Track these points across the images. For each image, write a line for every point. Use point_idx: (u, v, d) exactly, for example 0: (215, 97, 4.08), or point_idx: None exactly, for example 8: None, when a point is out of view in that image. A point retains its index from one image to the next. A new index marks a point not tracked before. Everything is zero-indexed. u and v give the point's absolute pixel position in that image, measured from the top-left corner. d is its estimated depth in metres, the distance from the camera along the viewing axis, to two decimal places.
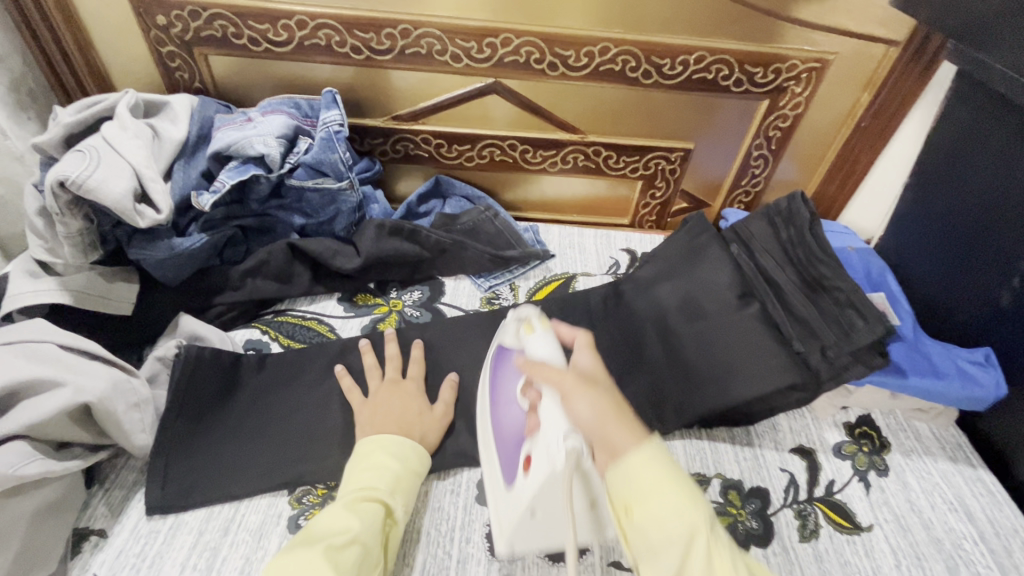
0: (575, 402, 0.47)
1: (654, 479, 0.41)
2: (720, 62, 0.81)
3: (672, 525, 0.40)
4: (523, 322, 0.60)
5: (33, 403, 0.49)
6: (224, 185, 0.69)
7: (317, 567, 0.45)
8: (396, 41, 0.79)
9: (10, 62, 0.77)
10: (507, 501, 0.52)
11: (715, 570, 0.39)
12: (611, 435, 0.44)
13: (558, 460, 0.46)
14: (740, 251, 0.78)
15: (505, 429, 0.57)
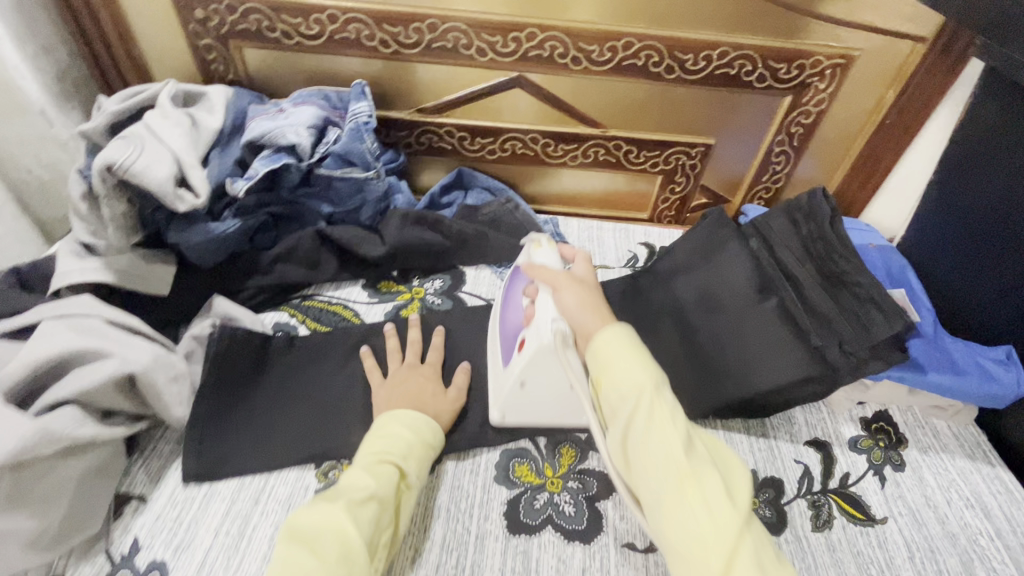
0: (564, 292, 0.57)
1: (615, 352, 0.50)
2: (743, 58, 0.82)
3: (626, 385, 0.49)
4: (533, 241, 0.68)
5: (84, 371, 0.52)
6: (258, 172, 0.72)
7: (334, 524, 0.48)
8: (423, 35, 0.81)
9: (57, 53, 0.83)
10: (503, 376, 0.63)
11: (655, 422, 0.47)
12: (588, 323, 0.55)
13: (545, 338, 0.57)
14: (760, 247, 0.78)
15: (507, 324, 0.67)
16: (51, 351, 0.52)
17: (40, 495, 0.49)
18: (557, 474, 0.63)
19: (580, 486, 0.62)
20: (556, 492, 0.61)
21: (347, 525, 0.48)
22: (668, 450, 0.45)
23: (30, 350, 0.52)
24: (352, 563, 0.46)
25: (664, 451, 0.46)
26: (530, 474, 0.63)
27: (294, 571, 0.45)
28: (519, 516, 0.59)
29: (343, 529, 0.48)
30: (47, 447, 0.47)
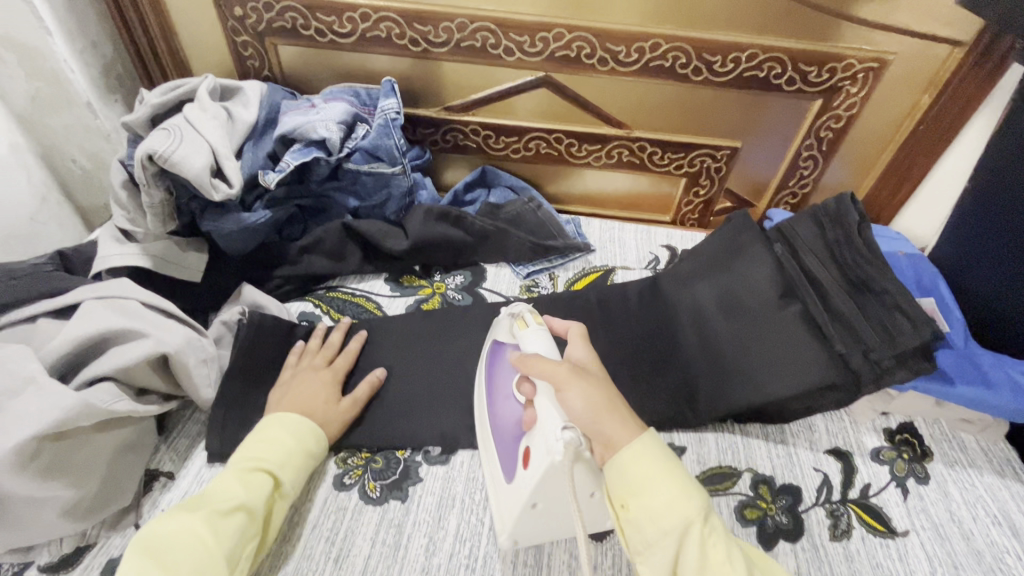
0: (567, 391, 0.50)
1: (650, 474, 0.45)
2: (773, 60, 0.81)
3: (667, 516, 0.43)
4: (516, 318, 0.63)
5: (120, 350, 0.55)
6: (289, 165, 0.74)
7: (195, 534, 0.47)
8: (452, 34, 0.82)
9: (102, 49, 0.88)
10: (509, 495, 0.54)
11: (708, 561, 0.42)
12: (605, 429, 0.48)
13: (555, 452, 0.48)
14: (785, 253, 0.77)
15: (504, 426, 0.59)
16: (91, 330, 0.54)
17: (75, 466, 0.51)
18: None
19: None
20: None
21: (209, 537, 0.47)
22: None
23: (72, 328, 0.55)
24: None
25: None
26: None
27: None
28: None
29: (202, 539, 0.47)
30: (85, 420, 0.49)
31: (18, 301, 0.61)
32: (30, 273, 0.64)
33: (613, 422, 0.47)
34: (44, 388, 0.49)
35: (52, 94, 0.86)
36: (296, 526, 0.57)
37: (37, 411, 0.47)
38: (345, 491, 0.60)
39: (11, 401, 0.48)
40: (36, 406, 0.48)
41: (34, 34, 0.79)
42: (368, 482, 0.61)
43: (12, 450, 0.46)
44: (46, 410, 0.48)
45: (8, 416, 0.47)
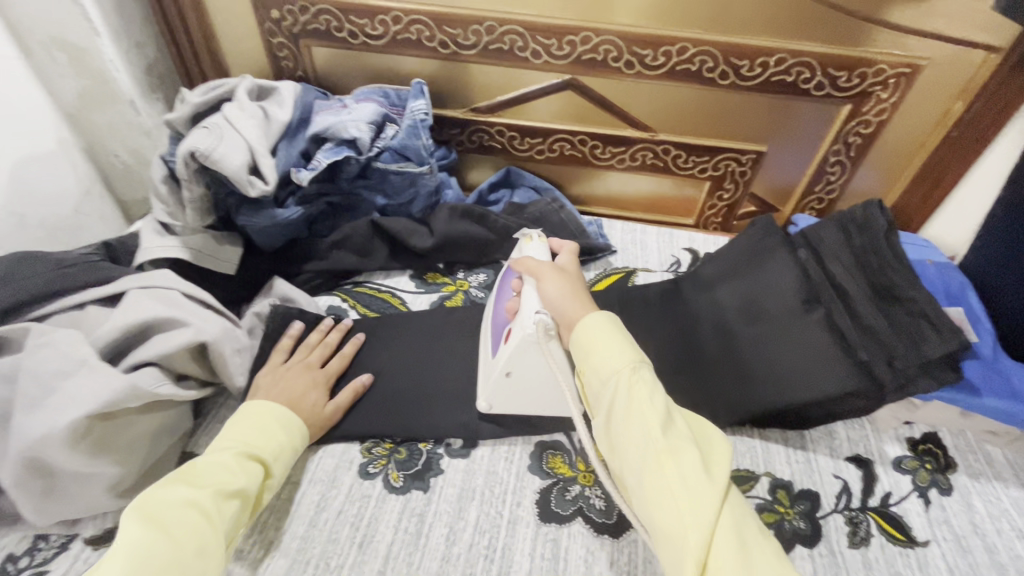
0: (545, 282, 0.59)
1: (597, 337, 0.52)
2: (802, 65, 0.81)
3: (607, 367, 0.51)
4: (524, 237, 0.71)
5: (163, 337, 0.58)
6: (321, 163, 0.76)
7: (197, 512, 0.48)
8: (481, 36, 0.84)
9: (146, 49, 0.91)
10: (490, 365, 0.65)
11: (633, 400, 0.49)
12: (570, 311, 0.56)
13: (529, 329, 0.57)
14: (810, 259, 0.76)
15: (497, 318, 0.68)
16: (137, 317, 0.57)
17: (121, 445, 0.54)
18: (590, 469, 0.64)
19: None
20: (588, 485, 0.63)
21: (209, 516, 0.49)
22: (648, 428, 0.47)
23: (119, 315, 0.58)
24: (213, 557, 0.47)
25: (643, 431, 0.47)
26: (563, 466, 0.64)
27: (144, 555, 0.44)
28: (551, 506, 0.61)
29: (205, 518, 0.48)
30: (133, 402, 0.53)
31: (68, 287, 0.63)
32: (80, 261, 0.67)
33: (578, 307, 0.56)
34: (96, 370, 0.52)
35: (98, 92, 0.90)
36: (322, 513, 0.59)
37: (90, 392, 0.50)
38: (370, 480, 0.62)
39: (65, 381, 0.51)
40: (89, 386, 0.51)
41: (84, 34, 0.82)
42: (392, 472, 0.63)
43: (67, 427, 0.49)
44: (98, 391, 0.51)
45: (63, 395, 0.50)
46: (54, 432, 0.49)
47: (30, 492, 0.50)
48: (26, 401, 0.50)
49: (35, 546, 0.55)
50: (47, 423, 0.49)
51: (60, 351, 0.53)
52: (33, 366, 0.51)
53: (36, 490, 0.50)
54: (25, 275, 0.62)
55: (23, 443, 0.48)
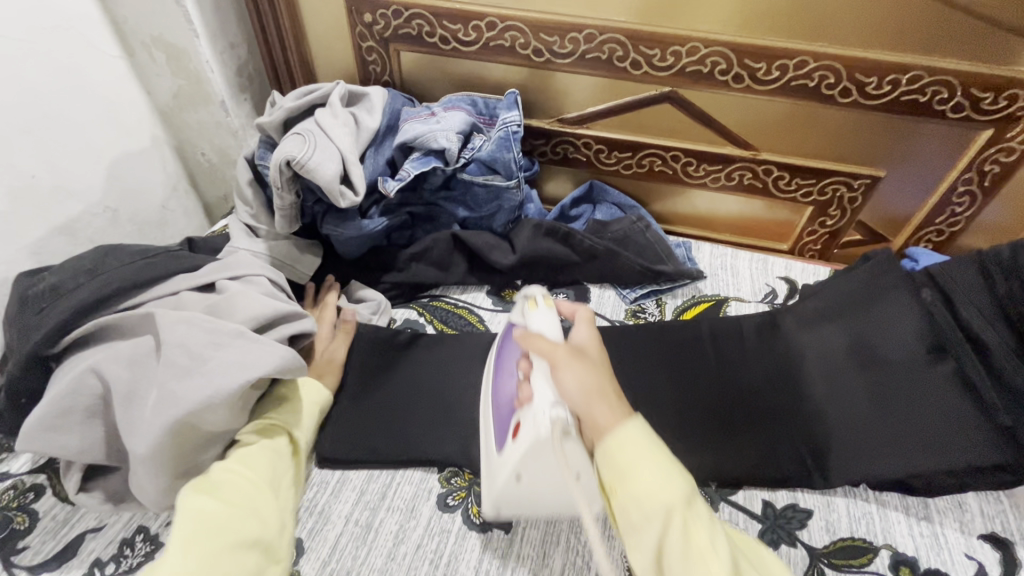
0: (562, 373, 0.49)
1: (638, 459, 0.43)
2: (939, 84, 0.72)
3: (655, 499, 0.42)
4: (528, 300, 0.63)
5: (291, 325, 0.60)
6: (409, 174, 0.74)
7: (235, 472, 0.53)
8: (579, 45, 0.79)
9: (238, 50, 0.91)
10: (495, 465, 0.55)
11: (694, 547, 0.41)
12: (597, 412, 0.46)
13: (543, 429, 0.49)
14: (937, 300, 0.67)
15: (503, 399, 0.58)
16: (268, 307, 0.59)
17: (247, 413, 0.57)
18: None
19: None
20: None
21: (244, 470, 0.54)
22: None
23: (245, 306, 0.59)
24: (263, 507, 0.52)
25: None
26: None
27: (201, 517, 0.48)
28: None
29: (244, 475, 0.54)
30: (289, 373, 0.55)
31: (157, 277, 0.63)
32: (163, 251, 0.68)
33: (606, 409, 0.46)
34: (251, 341, 0.54)
35: (191, 92, 0.91)
36: (401, 544, 0.57)
37: (252, 359, 0.53)
38: (449, 513, 0.59)
39: (217, 351, 0.53)
40: (246, 355, 0.53)
41: (184, 35, 0.83)
42: (472, 506, 0.60)
43: (235, 392, 0.51)
44: (263, 359, 0.53)
45: (219, 364, 0.52)
46: (221, 396, 0.50)
47: (161, 464, 0.51)
48: (177, 369, 0.51)
49: (121, 553, 0.55)
50: (210, 387, 0.50)
51: (203, 328, 0.54)
52: (178, 338, 0.53)
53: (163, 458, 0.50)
54: (116, 266, 0.63)
55: (185, 408, 0.49)
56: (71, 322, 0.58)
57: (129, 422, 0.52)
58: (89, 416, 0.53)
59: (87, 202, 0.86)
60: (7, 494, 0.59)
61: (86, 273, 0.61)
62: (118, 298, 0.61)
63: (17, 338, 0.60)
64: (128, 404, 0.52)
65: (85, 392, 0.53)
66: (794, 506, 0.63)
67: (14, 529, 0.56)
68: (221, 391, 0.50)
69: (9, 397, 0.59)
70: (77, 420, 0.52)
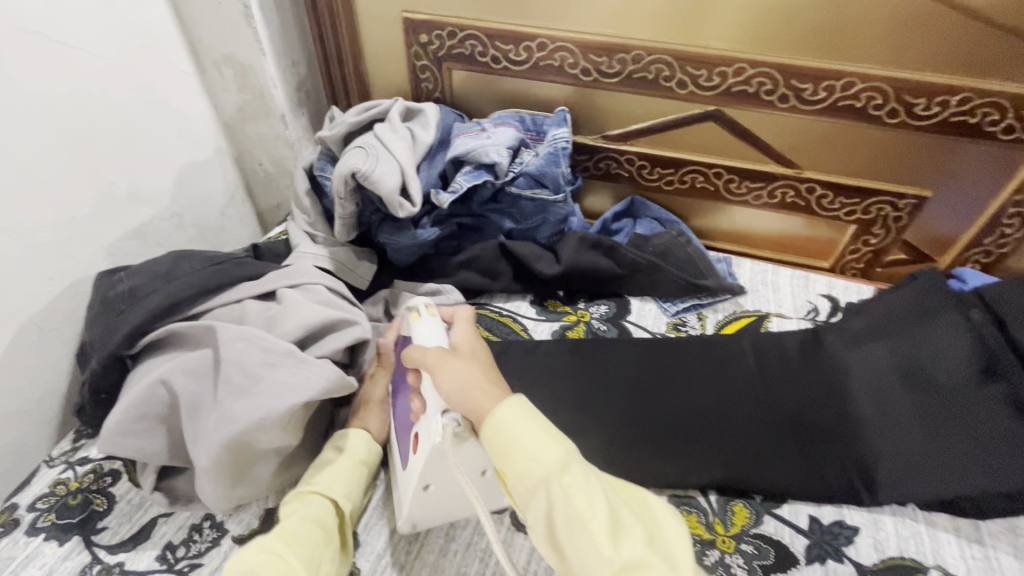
0: (443, 378, 0.53)
1: (513, 438, 0.48)
2: (990, 106, 0.73)
3: (536, 469, 0.47)
4: (410, 311, 0.65)
5: (338, 334, 0.62)
6: (461, 186, 0.77)
7: (269, 549, 0.49)
8: (626, 65, 0.82)
9: (299, 67, 0.97)
10: (405, 476, 0.58)
11: (573, 505, 0.45)
12: (478, 407, 0.51)
13: (434, 434, 0.52)
14: (988, 323, 0.69)
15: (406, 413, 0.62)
16: (323, 317, 0.61)
17: (300, 429, 0.57)
18: (728, 533, 0.62)
19: (755, 551, 0.61)
20: (728, 551, 0.61)
21: (281, 549, 0.49)
22: (596, 540, 0.44)
23: (298, 316, 0.61)
24: None
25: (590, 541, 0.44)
26: (699, 526, 0.63)
27: None
28: None
29: (277, 552, 0.49)
30: (338, 391, 0.56)
31: (226, 282, 0.66)
32: (228, 258, 0.71)
33: (485, 398, 0.51)
34: (301, 362, 0.55)
35: (254, 106, 0.97)
36: (454, 541, 0.59)
37: (301, 380, 0.54)
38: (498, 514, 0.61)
39: (271, 370, 0.54)
40: (295, 377, 0.54)
41: (252, 54, 0.89)
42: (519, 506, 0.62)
43: (285, 414, 0.52)
44: (311, 380, 0.54)
45: (271, 383, 0.53)
46: (271, 418, 0.51)
47: (220, 478, 0.53)
48: (234, 390, 0.53)
49: (191, 538, 0.58)
50: (263, 408, 0.51)
51: (257, 346, 0.55)
52: (235, 356, 0.54)
53: (227, 473, 0.53)
54: (185, 272, 0.66)
55: (240, 428, 0.51)
56: (150, 324, 0.62)
57: (195, 433, 0.54)
58: (159, 421, 0.56)
59: (157, 208, 0.92)
60: (87, 479, 0.63)
61: (161, 278, 0.66)
62: (192, 301, 0.65)
63: (101, 336, 0.64)
64: (194, 415, 0.54)
65: (155, 401, 0.55)
66: (840, 523, 0.63)
67: (94, 510, 0.60)
68: (272, 413, 0.51)
69: (92, 391, 0.63)
70: (147, 425, 0.55)
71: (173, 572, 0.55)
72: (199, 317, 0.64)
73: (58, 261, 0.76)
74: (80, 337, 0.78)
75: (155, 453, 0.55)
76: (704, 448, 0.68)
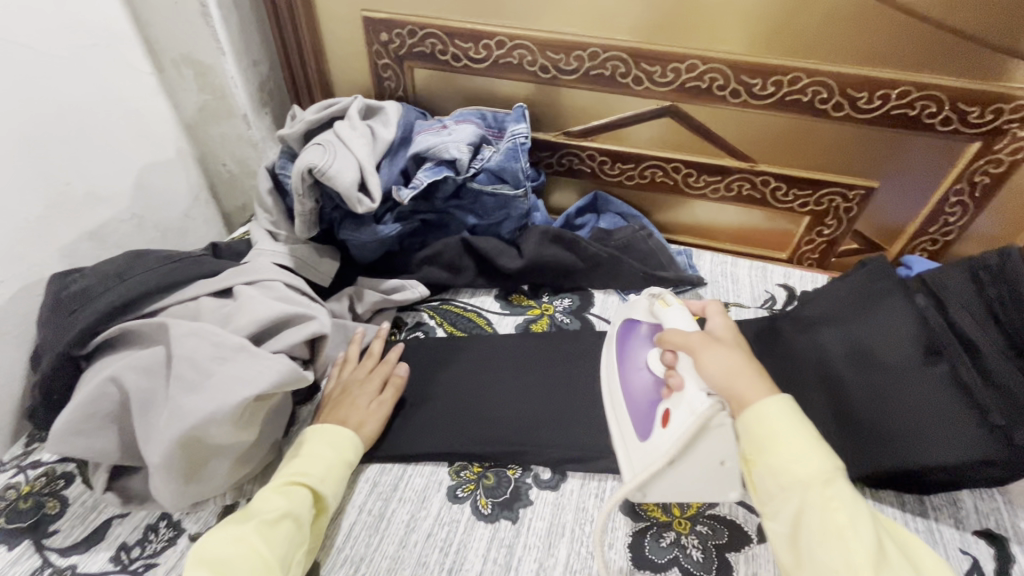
0: (707, 363, 0.54)
1: (775, 430, 0.48)
2: (928, 99, 0.76)
3: (794, 474, 0.46)
4: (658, 298, 0.67)
5: (295, 329, 0.62)
6: (422, 182, 0.77)
7: (246, 543, 0.50)
8: (583, 62, 0.84)
9: (262, 67, 0.96)
10: (639, 450, 0.57)
11: (834, 518, 0.44)
12: (741, 391, 0.51)
13: (697, 408, 0.52)
14: (931, 305, 0.70)
15: (639, 390, 0.63)
16: (279, 312, 0.61)
17: (256, 425, 0.57)
18: (685, 515, 0.62)
19: (709, 531, 0.61)
20: (684, 533, 0.61)
21: (257, 543, 0.50)
22: (852, 557, 0.42)
23: (253, 311, 0.61)
24: None
25: (843, 556, 0.43)
26: (657, 509, 0.63)
27: None
28: (645, 552, 0.59)
29: (254, 548, 0.50)
30: (292, 384, 0.56)
31: (182, 280, 0.66)
32: (186, 256, 0.71)
33: (749, 384, 0.51)
34: (253, 355, 0.55)
35: (216, 106, 0.96)
36: (414, 532, 0.60)
37: (253, 374, 0.53)
38: (459, 504, 0.62)
39: (222, 365, 0.54)
40: (247, 371, 0.54)
41: (212, 54, 0.88)
42: (480, 498, 0.62)
43: (235, 408, 0.51)
44: (263, 373, 0.54)
45: (222, 378, 0.53)
46: (222, 412, 0.51)
47: (172, 476, 0.53)
48: (185, 385, 0.53)
49: (146, 538, 0.57)
50: (213, 402, 0.51)
51: (209, 341, 0.55)
52: (187, 352, 0.54)
53: (180, 470, 0.53)
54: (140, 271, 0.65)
55: (188, 423, 0.51)
56: (102, 323, 0.61)
57: (146, 429, 0.53)
58: (110, 420, 0.55)
59: (117, 209, 0.91)
60: (39, 482, 0.62)
61: (115, 277, 0.65)
62: (147, 300, 0.64)
63: (52, 337, 0.63)
64: (146, 412, 0.54)
65: (105, 399, 0.54)
66: None
67: (45, 513, 0.59)
68: (221, 407, 0.51)
69: (42, 393, 0.61)
70: (97, 424, 0.54)
71: (127, 573, 0.55)
72: (155, 315, 0.64)
73: (9, 264, 0.75)
74: (33, 340, 0.77)
75: (106, 452, 0.55)
76: None
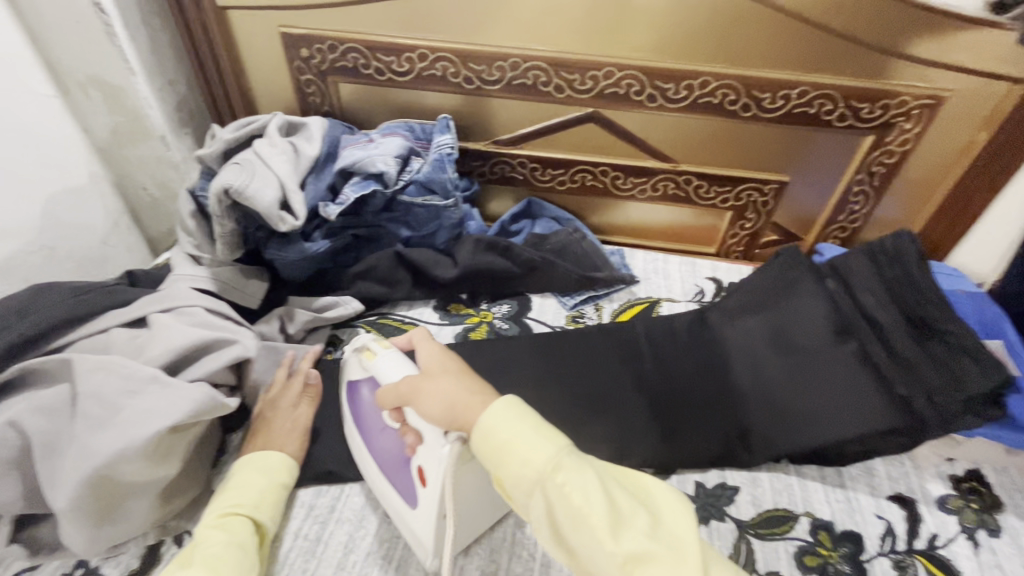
0: (427, 400, 0.52)
1: (508, 436, 0.46)
2: (823, 97, 0.81)
3: (531, 467, 0.45)
4: (364, 350, 0.62)
5: (215, 355, 0.60)
6: (349, 198, 0.77)
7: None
8: (505, 72, 0.85)
9: (178, 87, 0.93)
10: (415, 514, 0.56)
11: (571, 504, 0.43)
12: (464, 413, 0.49)
13: (442, 454, 0.51)
14: (839, 290, 0.76)
15: (391, 455, 0.59)
16: (196, 338, 0.59)
17: (177, 457, 0.55)
18: None
19: None
20: None
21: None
22: (599, 535, 0.42)
23: (167, 338, 0.59)
24: None
25: (595, 536, 0.42)
26: None
27: None
28: None
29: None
30: (210, 412, 0.54)
31: (92, 312, 0.63)
32: (97, 286, 0.67)
33: (471, 404, 0.49)
34: (166, 386, 0.53)
35: (130, 127, 0.92)
36: (352, 554, 0.59)
37: (166, 405, 0.52)
38: None
39: (133, 399, 0.52)
40: (159, 403, 0.52)
41: (121, 74, 0.85)
42: None
43: (147, 443, 0.50)
44: (176, 404, 0.52)
45: (132, 413, 0.51)
46: (133, 447, 0.49)
47: (83, 519, 0.50)
48: (92, 423, 0.51)
49: None
50: (122, 439, 0.49)
51: (118, 374, 0.53)
52: (93, 388, 0.52)
53: (92, 512, 0.50)
54: (42, 305, 0.62)
55: (97, 463, 0.48)
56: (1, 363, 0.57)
57: (51, 473, 0.50)
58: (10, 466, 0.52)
59: (22, 242, 0.86)
60: None
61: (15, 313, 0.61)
62: (52, 335, 0.61)
63: None
64: (51, 455, 0.51)
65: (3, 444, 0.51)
66: (722, 484, 0.68)
67: None
68: (132, 444, 0.49)
69: None
70: None
71: None
72: (63, 350, 0.61)
73: None
74: None
75: (8, 501, 0.51)
76: (599, 431, 0.71)
